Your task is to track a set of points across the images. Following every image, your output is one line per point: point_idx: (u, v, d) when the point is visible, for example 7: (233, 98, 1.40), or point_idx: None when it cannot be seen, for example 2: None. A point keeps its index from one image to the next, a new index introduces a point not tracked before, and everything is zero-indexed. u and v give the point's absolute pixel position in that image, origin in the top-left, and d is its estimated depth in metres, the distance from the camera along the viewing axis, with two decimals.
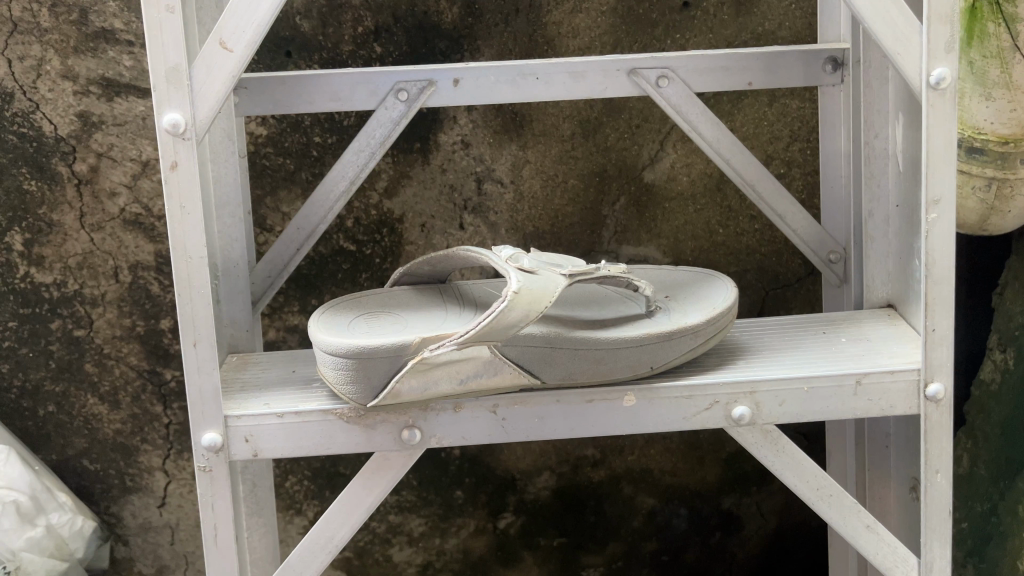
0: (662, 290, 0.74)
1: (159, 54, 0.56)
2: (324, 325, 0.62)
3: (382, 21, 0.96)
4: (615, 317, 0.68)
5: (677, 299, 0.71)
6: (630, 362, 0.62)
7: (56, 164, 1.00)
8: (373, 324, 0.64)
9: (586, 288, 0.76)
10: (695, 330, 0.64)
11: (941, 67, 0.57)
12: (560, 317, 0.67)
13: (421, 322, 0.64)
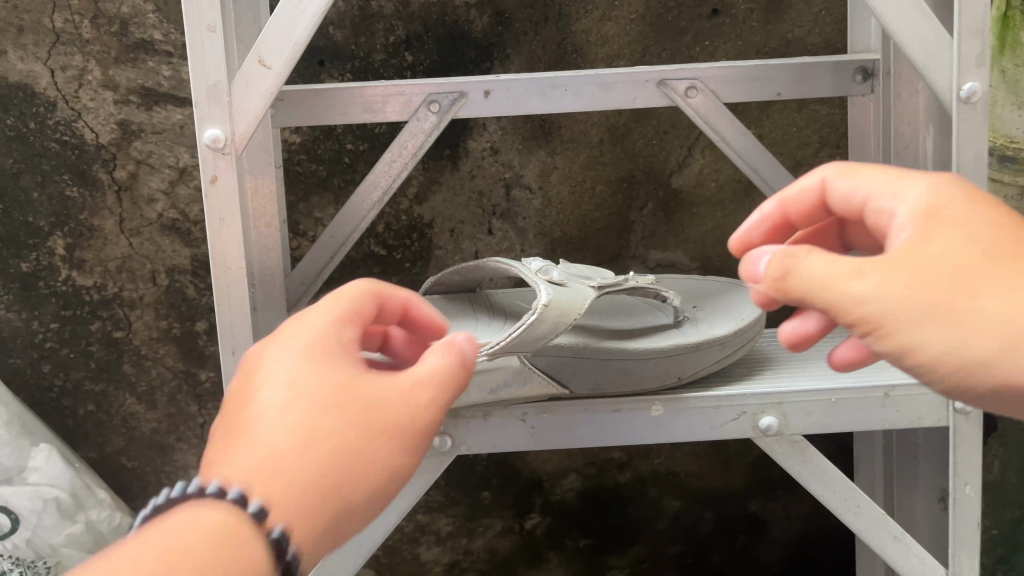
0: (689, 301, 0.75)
1: (200, 72, 0.57)
2: None
3: (414, 30, 0.97)
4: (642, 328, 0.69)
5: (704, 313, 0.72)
6: (657, 373, 0.64)
7: (97, 171, 1.02)
8: None
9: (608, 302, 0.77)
10: (722, 342, 0.65)
11: (971, 81, 0.57)
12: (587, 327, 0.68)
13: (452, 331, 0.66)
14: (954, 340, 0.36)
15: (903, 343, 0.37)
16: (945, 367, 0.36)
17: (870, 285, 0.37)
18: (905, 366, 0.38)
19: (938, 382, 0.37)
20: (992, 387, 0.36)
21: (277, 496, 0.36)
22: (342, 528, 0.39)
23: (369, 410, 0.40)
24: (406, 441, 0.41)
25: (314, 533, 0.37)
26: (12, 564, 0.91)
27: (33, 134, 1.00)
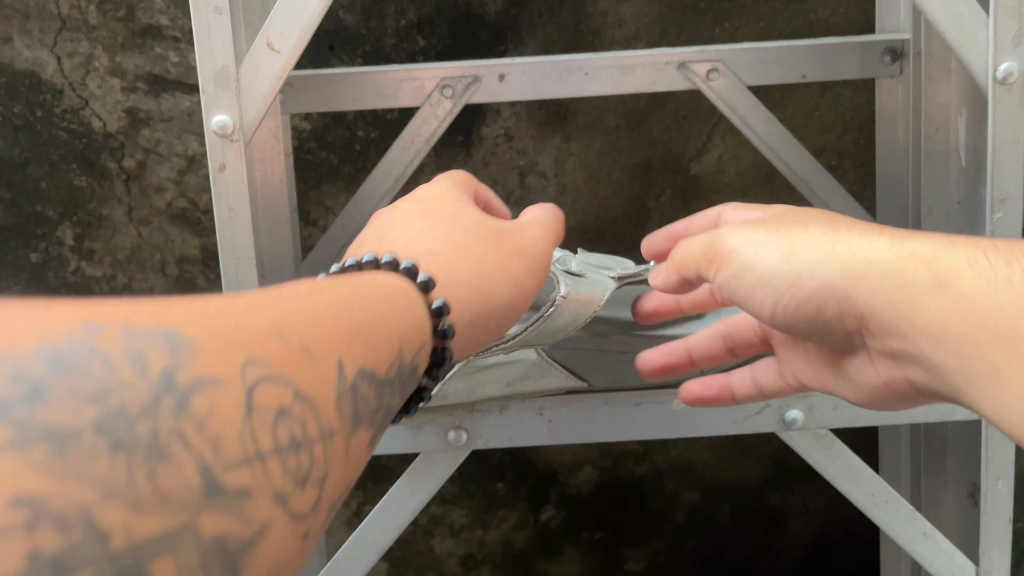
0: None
1: (207, 55, 0.56)
2: None
3: (426, 13, 0.95)
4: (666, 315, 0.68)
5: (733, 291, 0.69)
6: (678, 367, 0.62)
7: (106, 160, 1.01)
8: None
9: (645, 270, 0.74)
10: None
11: (1008, 60, 0.55)
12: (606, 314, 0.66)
13: None
14: (781, 256, 0.42)
15: (739, 268, 0.43)
16: (775, 282, 0.42)
17: (726, 230, 0.45)
18: (748, 290, 0.44)
19: (771, 303, 0.43)
20: (820, 308, 0.41)
21: (440, 271, 0.42)
22: (477, 336, 0.44)
23: (500, 233, 0.48)
24: (528, 264, 0.48)
25: (460, 313, 0.42)
26: None
27: (41, 123, 0.99)
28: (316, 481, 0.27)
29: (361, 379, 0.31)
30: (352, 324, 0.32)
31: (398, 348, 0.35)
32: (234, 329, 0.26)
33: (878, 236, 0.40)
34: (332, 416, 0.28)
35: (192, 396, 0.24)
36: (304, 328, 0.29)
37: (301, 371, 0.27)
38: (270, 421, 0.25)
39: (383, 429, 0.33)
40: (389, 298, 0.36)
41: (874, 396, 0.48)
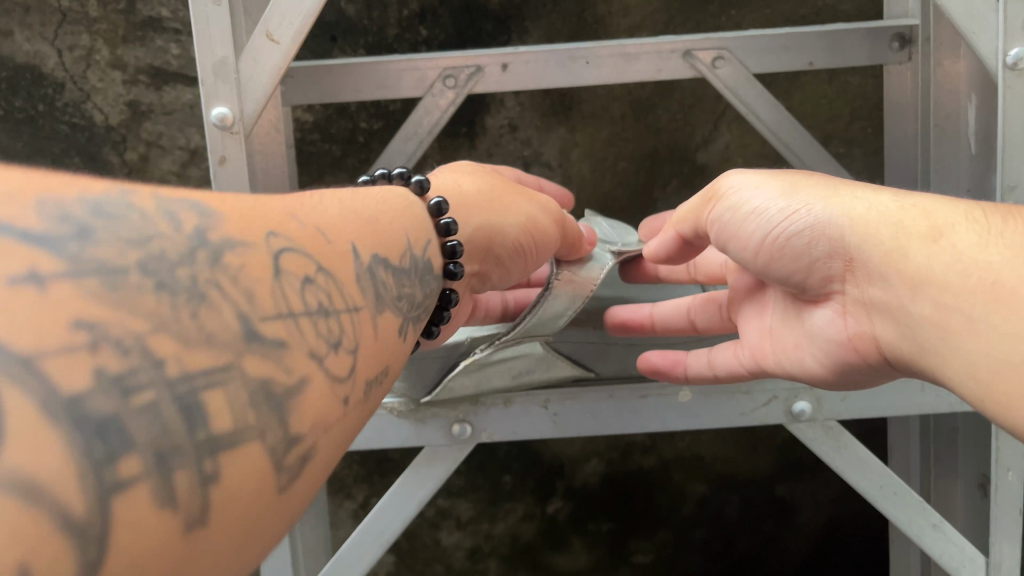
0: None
1: (206, 47, 0.55)
2: None
3: (428, 3, 0.94)
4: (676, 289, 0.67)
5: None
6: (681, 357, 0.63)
7: (108, 154, 1.00)
8: None
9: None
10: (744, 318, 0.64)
11: (1018, 46, 0.54)
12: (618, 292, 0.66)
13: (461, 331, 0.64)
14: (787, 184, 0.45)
15: (734, 201, 0.47)
16: (771, 214, 0.44)
17: (727, 173, 0.49)
18: (742, 224, 0.46)
19: (760, 236, 0.45)
20: (809, 249, 0.43)
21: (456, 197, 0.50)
22: (496, 243, 0.51)
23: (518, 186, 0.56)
24: (541, 206, 0.54)
25: (477, 235, 0.49)
26: None
27: (42, 116, 0.98)
28: (348, 347, 0.29)
29: (373, 265, 0.35)
30: (361, 224, 0.36)
31: (404, 243, 0.39)
32: (254, 207, 0.29)
33: (882, 191, 0.42)
34: (353, 291, 0.31)
35: (227, 250, 0.25)
36: (319, 221, 0.32)
37: (316, 248, 0.30)
38: (299, 283, 0.27)
39: (405, 317, 0.37)
40: (398, 210, 0.42)
41: (834, 371, 0.47)
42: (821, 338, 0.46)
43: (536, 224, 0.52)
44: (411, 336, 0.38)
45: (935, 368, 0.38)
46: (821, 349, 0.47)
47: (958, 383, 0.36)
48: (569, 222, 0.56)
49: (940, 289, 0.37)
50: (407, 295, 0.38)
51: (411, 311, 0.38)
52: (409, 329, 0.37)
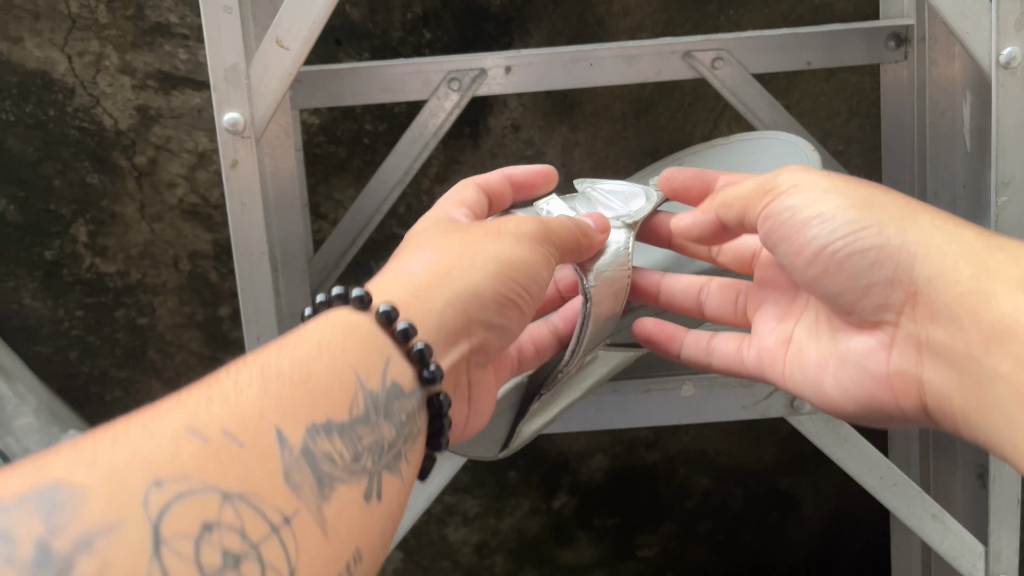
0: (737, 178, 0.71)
1: (218, 54, 0.56)
2: None
3: (431, 6, 0.96)
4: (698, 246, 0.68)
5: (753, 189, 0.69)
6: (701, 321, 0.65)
7: (117, 158, 1.02)
8: None
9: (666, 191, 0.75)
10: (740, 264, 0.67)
11: (1010, 45, 0.55)
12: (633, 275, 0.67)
13: None
14: (860, 198, 0.46)
15: (796, 201, 0.47)
16: (835, 224, 0.46)
17: (791, 167, 0.49)
18: (801, 229, 0.47)
19: (819, 243, 0.47)
20: (871, 267, 0.45)
21: (410, 291, 0.43)
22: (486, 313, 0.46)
23: (481, 228, 0.50)
24: (513, 242, 0.49)
25: (451, 314, 0.43)
26: None
27: (52, 121, 1.00)
28: (281, 575, 0.26)
29: (310, 442, 0.30)
30: (294, 386, 0.32)
31: (354, 383, 0.34)
32: (125, 458, 0.25)
33: (958, 229, 0.44)
34: (283, 501, 0.27)
35: (77, 560, 0.22)
36: (225, 416, 0.28)
37: (221, 471, 0.26)
38: (193, 542, 0.24)
39: (370, 476, 0.32)
40: (337, 343, 0.35)
41: (851, 398, 0.50)
42: (856, 360, 0.49)
43: (510, 272, 0.47)
44: (390, 482, 0.34)
45: (980, 420, 0.40)
46: (851, 373, 0.49)
47: (1008, 435, 0.38)
48: (552, 237, 0.51)
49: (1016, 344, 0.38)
50: (372, 446, 0.33)
51: (382, 459, 0.34)
52: (384, 480, 0.33)
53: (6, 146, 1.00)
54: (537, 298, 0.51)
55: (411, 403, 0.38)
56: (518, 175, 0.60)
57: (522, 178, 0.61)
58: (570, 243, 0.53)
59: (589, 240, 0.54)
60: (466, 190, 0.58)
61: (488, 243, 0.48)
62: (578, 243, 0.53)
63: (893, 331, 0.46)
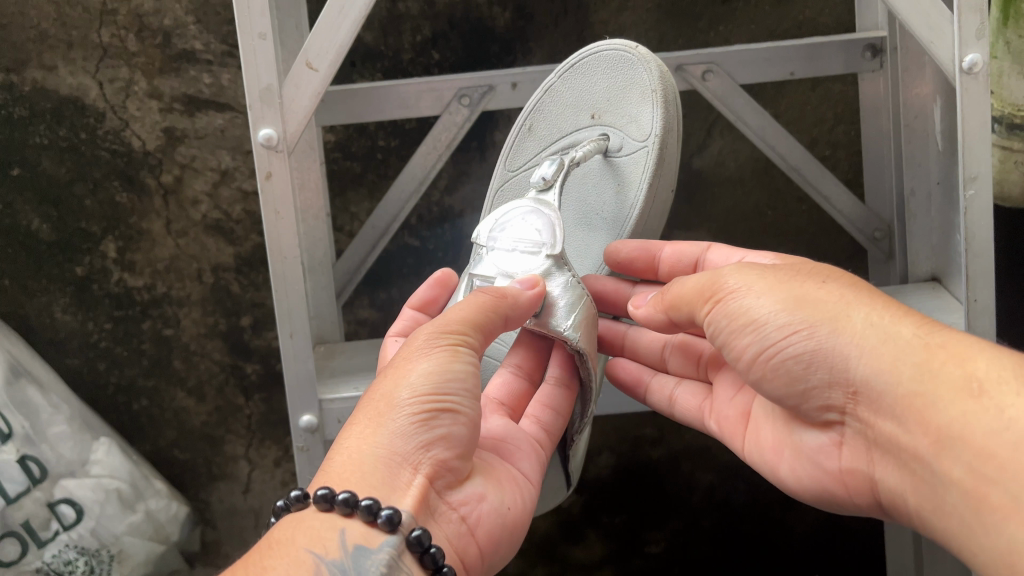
0: (581, 106, 0.77)
1: (253, 77, 0.62)
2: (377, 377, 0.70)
3: (439, 28, 1.02)
4: (608, 179, 0.75)
5: (603, 102, 0.76)
6: None
7: (145, 177, 1.08)
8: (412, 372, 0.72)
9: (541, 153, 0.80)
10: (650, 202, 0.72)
11: (972, 53, 0.60)
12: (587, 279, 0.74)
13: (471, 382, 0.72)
14: (786, 306, 0.51)
15: (735, 307, 0.53)
16: (769, 331, 0.51)
17: (729, 271, 0.55)
18: (739, 334, 0.53)
19: (755, 350, 0.53)
20: (805, 369, 0.51)
21: (350, 459, 0.49)
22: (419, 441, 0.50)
23: (394, 359, 0.54)
24: (418, 359, 0.52)
25: (386, 463, 0.48)
26: (79, 553, 0.97)
27: (84, 144, 1.06)
28: None
29: None
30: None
31: (312, 567, 0.45)
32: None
33: (897, 323, 0.49)
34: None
35: None
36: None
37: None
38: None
39: None
40: (286, 541, 0.47)
41: (805, 486, 0.57)
42: (809, 455, 0.56)
43: (422, 395, 0.50)
44: None
45: (937, 517, 0.47)
46: (806, 464, 0.56)
47: (958, 535, 0.45)
48: (459, 333, 0.53)
49: (966, 452, 0.43)
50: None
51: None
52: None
53: (41, 168, 1.07)
54: (474, 403, 0.52)
55: (383, 554, 0.47)
56: (416, 300, 0.72)
57: (424, 299, 0.73)
58: (481, 319, 0.55)
59: (502, 304, 0.57)
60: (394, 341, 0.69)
61: (400, 375, 0.51)
62: (490, 313, 0.56)
63: (843, 430, 0.53)
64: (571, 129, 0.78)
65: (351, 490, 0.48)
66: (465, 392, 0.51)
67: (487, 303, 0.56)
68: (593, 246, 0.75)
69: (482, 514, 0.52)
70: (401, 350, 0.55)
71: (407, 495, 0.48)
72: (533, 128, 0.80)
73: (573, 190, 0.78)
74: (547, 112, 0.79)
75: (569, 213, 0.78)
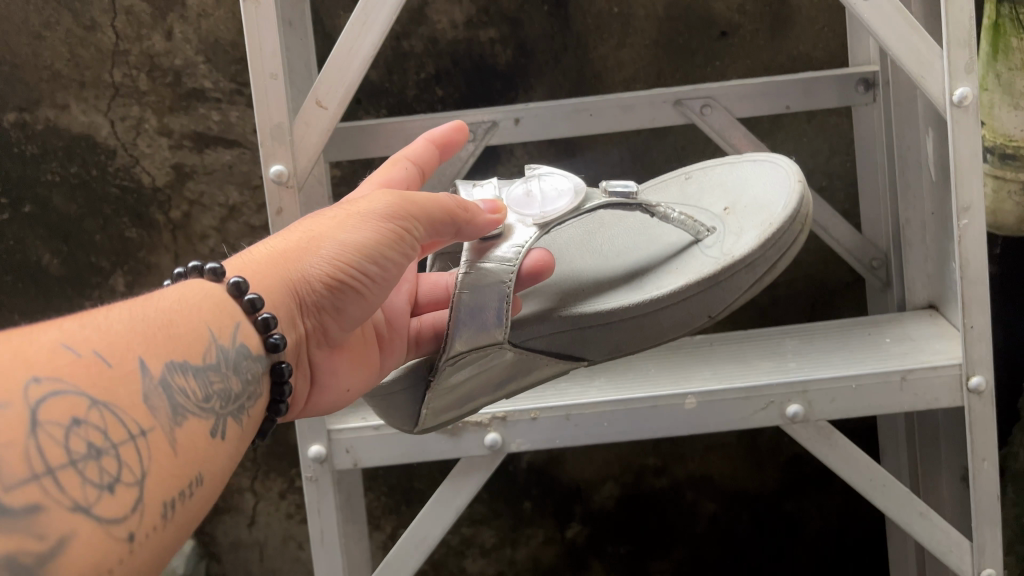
0: (727, 195, 0.69)
1: (265, 115, 0.64)
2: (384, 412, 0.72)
3: (442, 66, 1.05)
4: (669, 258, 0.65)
5: (743, 205, 0.67)
6: (614, 347, 0.61)
7: (154, 213, 1.10)
8: None
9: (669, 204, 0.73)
10: (685, 300, 0.59)
11: (962, 87, 0.62)
12: (556, 296, 0.64)
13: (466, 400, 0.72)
14: None
15: None
16: None
17: None
18: None
19: None
20: None
21: (258, 268, 0.51)
22: (315, 295, 0.52)
23: (339, 210, 0.56)
24: (361, 227, 0.53)
25: (283, 299, 0.51)
26: None
27: (95, 180, 1.08)
28: (135, 469, 0.35)
29: (166, 373, 0.39)
30: (160, 330, 0.41)
31: (207, 341, 0.44)
32: (21, 356, 0.33)
33: None
34: (142, 417, 0.36)
35: None
36: (97, 341, 0.37)
37: (92, 380, 0.35)
38: (63, 430, 0.32)
39: (218, 415, 0.42)
40: (191, 304, 0.45)
41: None
42: None
43: (347, 260, 0.52)
44: (234, 426, 0.44)
45: None
46: None
47: None
48: (406, 213, 0.55)
49: None
50: (219, 390, 0.43)
51: (228, 404, 0.44)
52: (227, 420, 0.43)
53: (52, 205, 1.09)
54: (379, 284, 0.55)
55: (257, 366, 0.47)
56: (437, 137, 0.66)
57: (441, 140, 0.67)
58: (436, 216, 0.56)
59: (467, 211, 0.58)
60: (391, 171, 0.64)
61: (339, 232, 0.53)
62: (452, 214, 0.57)
63: None
64: (708, 204, 0.70)
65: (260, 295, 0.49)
66: (377, 275, 0.54)
67: (456, 208, 0.57)
68: (606, 286, 0.64)
69: (329, 381, 0.58)
70: (349, 205, 0.56)
71: (285, 333, 0.51)
72: (688, 180, 0.74)
73: (658, 243, 0.70)
74: (711, 178, 0.73)
75: (629, 253, 0.69)
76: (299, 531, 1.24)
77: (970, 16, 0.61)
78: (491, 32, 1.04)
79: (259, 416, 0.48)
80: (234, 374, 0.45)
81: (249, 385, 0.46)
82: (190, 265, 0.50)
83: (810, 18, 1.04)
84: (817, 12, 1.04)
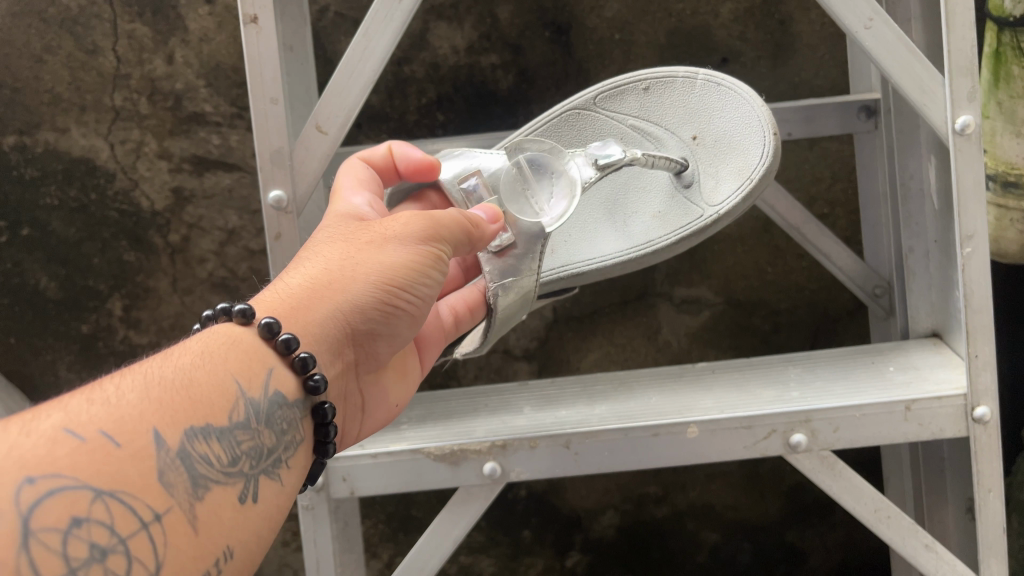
0: (691, 119, 0.73)
1: (265, 141, 0.64)
2: (385, 437, 0.70)
3: (444, 91, 1.06)
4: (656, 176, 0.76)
5: (711, 136, 0.73)
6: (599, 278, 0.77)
7: (153, 236, 1.10)
8: (420, 432, 0.71)
9: (627, 116, 0.76)
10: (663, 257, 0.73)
11: (965, 116, 0.61)
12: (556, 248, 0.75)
13: (477, 425, 0.70)
14: None
15: None
16: None
17: None
18: None
19: None
20: None
21: (298, 303, 0.50)
22: (359, 317, 0.52)
23: (368, 231, 0.55)
24: (399, 247, 0.54)
25: (331, 326, 0.51)
26: None
27: (94, 205, 1.08)
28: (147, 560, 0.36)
29: (183, 446, 0.39)
30: (179, 393, 0.41)
31: (235, 397, 0.44)
32: (20, 455, 0.34)
33: None
34: (156, 500, 0.37)
35: None
36: (103, 420, 0.37)
37: (98, 469, 0.36)
38: (60, 536, 0.33)
39: (246, 481, 0.43)
40: (218, 355, 0.45)
41: None
42: None
43: (392, 278, 0.53)
44: (266, 481, 0.45)
45: None
46: None
47: None
48: (443, 233, 0.56)
49: None
50: (248, 450, 0.44)
51: (257, 462, 0.45)
52: (257, 481, 0.45)
53: (51, 228, 1.09)
54: (421, 306, 0.56)
55: (292, 411, 0.48)
56: (400, 154, 0.66)
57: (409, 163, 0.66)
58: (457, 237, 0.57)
59: (479, 231, 0.59)
60: (354, 170, 0.65)
61: (380, 252, 0.53)
62: (469, 236, 0.59)
63: None
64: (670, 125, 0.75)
65: (293, 334, 0.48)
66: (422, 295, 0.55)
67: (471, 228, 0.58)
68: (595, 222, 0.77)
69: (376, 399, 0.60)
70: (373, 223, 0.56)
71: (326, 361, 0.51)
72: (647, 89, 0.75)
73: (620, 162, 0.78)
74: (669, 94, 0.74)
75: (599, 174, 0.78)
76: (295, 559, 1.22)
77: (972, 44, 0.61)
78: (492, 57, 1.05)
79: (302, 463, 0.49)
80: (265, 423, 0.45)
81: (285, 434, 0.47)
82: (219, 308, 0.49)
83: (810, 46, 1.04)
84: (817, 40, 1.04)
